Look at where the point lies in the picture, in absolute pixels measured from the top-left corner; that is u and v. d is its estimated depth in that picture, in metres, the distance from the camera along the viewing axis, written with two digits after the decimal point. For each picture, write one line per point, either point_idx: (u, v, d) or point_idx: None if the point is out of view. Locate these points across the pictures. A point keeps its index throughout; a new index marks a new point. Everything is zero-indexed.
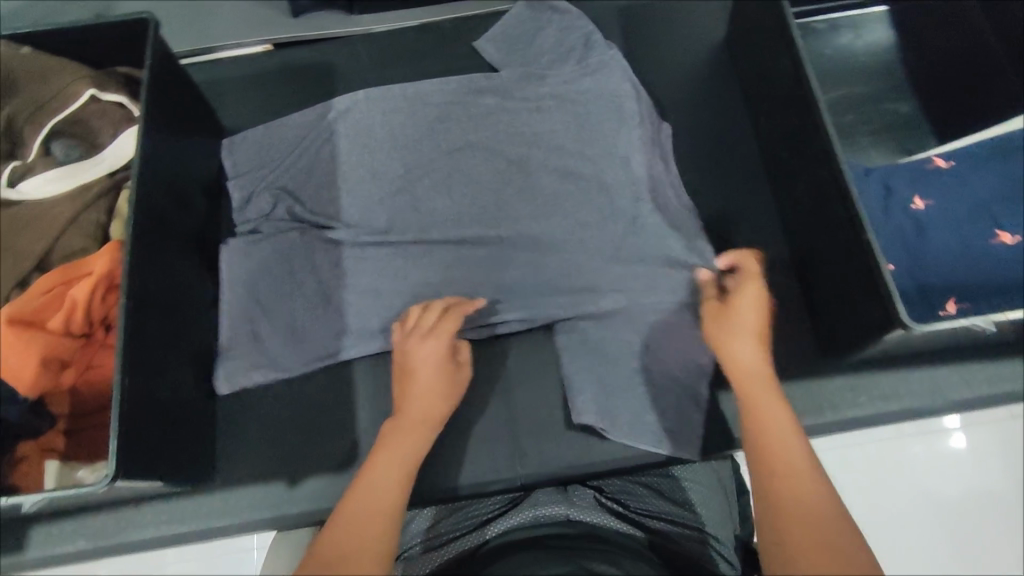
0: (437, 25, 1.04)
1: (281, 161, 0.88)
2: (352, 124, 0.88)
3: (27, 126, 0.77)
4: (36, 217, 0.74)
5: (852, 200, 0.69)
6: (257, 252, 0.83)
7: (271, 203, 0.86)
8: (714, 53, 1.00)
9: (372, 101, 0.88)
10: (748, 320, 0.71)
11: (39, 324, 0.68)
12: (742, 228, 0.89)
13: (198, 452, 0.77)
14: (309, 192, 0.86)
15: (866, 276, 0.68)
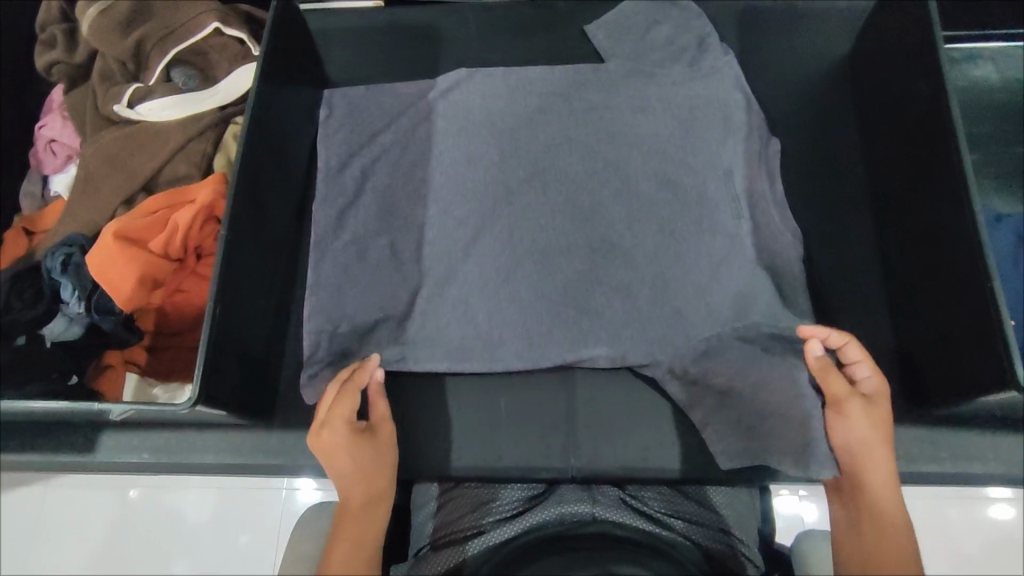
0: (549, 3, 1.02)
1: (387, 127, 0.94)
2: (451, 104, 0.94)
3: (151, 51, 0.78)
4: (150, 139, 0.76)
5: (978, 243, 0.65)
6: (356, 211, 0.89)
7: (371, 166, 0.92)
8: (835, 69, 0.95)
9: (475, 86, 0.94)
10: (872, 431, 0.68)
11: (142, 243, 0.69)
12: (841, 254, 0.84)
13: (261, 390, 0.79)
14: (408, 160, 0.92)
15: (978, 328, 0.65)
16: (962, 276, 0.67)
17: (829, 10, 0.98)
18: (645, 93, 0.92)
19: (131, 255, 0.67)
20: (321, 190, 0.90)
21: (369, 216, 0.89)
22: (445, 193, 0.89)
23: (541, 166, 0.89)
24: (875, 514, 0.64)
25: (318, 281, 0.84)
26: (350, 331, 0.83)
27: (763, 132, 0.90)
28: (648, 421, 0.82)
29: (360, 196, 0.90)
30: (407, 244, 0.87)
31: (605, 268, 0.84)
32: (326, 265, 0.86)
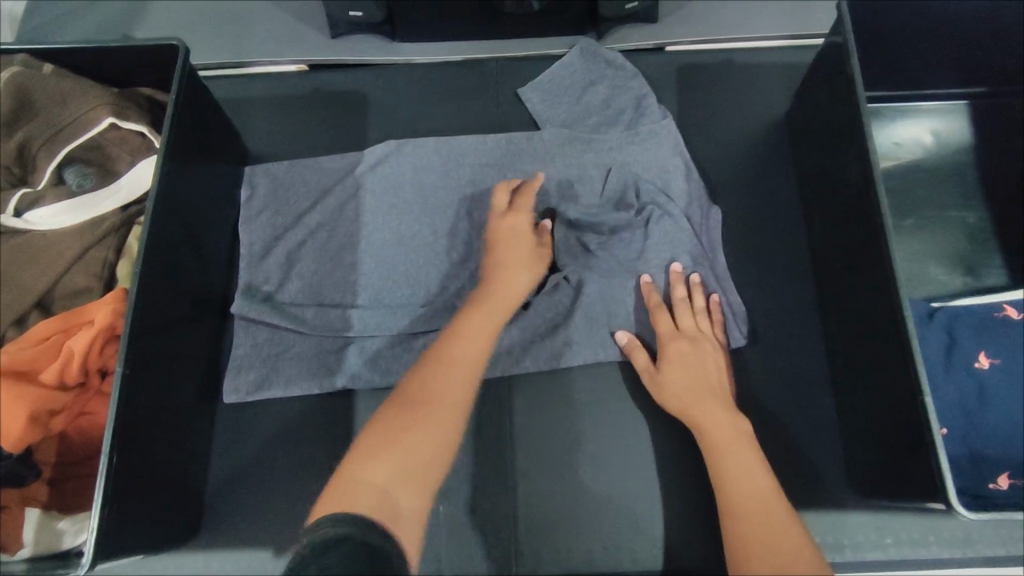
0: (482, 62, 0.98)
1: (312, 205, 0.88)
2: (381, 178, 0.89)
3: (40, 149, 0.72)
4: (40, 250, 0.70)
5: (909, 353, 0.63)
6: (280, 300, 0.84)
7: (295, 250, 0.86)
8: (774, 128, 0.93)
9: (406, 159, 0.89)
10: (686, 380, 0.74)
11: (33, 375, 0.64)
12: (783, 327, 0.83)
13: (184, 509, 0.74)
14: (336, 241, 0.86)
15: (913, 431, 0.64)
16: (902, 384, 0.65)
17: (765, 66, 0.96)
18: (580, 162, 0.89)
19: (20, 392, 0.62)
20: (245, 277, 0.85)
21: (294, 306, 0.83)
22: (374, 279, 0.84)
23: (475, 244, 0.86)
24: (726, 463, 0.68)
25: (243, 380, 0.80)
26: (282, 435, 0.80)
27: (703, 201, 0.88)
28: (597, 516, 0.78)
29: (286, 284, 0.85)
30: (335, 336, 0.82)
31: (545, 352, 0.81)
32: (252, 364, 0.81)
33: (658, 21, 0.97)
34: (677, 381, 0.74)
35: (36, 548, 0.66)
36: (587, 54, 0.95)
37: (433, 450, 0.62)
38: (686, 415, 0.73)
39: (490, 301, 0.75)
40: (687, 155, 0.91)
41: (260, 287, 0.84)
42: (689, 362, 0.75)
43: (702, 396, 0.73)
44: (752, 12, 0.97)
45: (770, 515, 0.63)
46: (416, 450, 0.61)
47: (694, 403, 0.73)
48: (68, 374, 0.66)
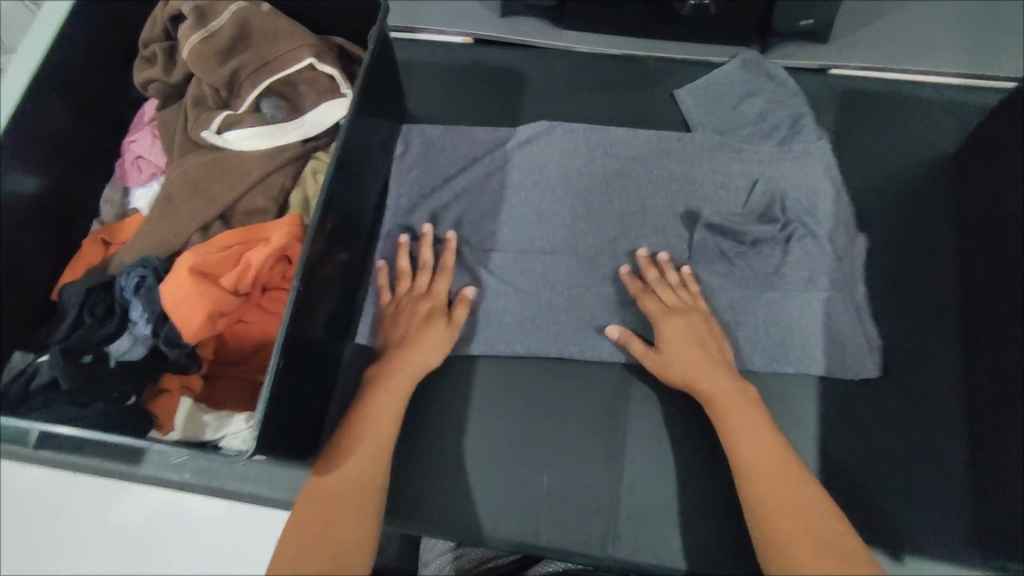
0: (640, 59, 1.00)
1: (462, 170, 0.92)
2: (528, 157, 0.92)
3: (244, 78, 0.79)
4: (230, 168, 0.77)
5: None
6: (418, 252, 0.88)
7: (442, 209, 0.90)
8: (935, 167, 0.90)
9: (556, 140, 0.92)
10: (693, 354, 0.75)
11: (214, 278, 0.71)
12: (919, 368, 0.80)
13: (309, 431, 0.79)
14: (481, 207, 0.90)
15: None
16: None
17: (936, 102, 0.93)
18: (729, 170, 0.89)
19: (205, 289, 0.68)
20: (390, 229, 0.90)
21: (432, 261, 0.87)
22: (510, 249, 0.87)
23: (613, 233, 0.87)
24: (766, 459, 0.69)
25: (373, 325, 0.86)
26: None
27: (851, 226, 0.86)
28: (700, 518, 0.77)
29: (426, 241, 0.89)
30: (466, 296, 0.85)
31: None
32: (387, 310, 0.86)
33: (827, 43, 0.96)
34: (694, 367, 0.75)
35: (184, 434, 0.71)
36: (749, 65, 0.95)
37: (389, 410, 0.74)
38: (712, 399, 0.73)
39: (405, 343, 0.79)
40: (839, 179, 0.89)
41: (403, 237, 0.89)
42: (696, 345, 0.76)
43: (726, 394, 0.73)
44: (929, 46, 0.94)
45: (794, 482, 0.67)
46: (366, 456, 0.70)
47: (704, 383, 0.74)
48: (242, 282, 0.71)
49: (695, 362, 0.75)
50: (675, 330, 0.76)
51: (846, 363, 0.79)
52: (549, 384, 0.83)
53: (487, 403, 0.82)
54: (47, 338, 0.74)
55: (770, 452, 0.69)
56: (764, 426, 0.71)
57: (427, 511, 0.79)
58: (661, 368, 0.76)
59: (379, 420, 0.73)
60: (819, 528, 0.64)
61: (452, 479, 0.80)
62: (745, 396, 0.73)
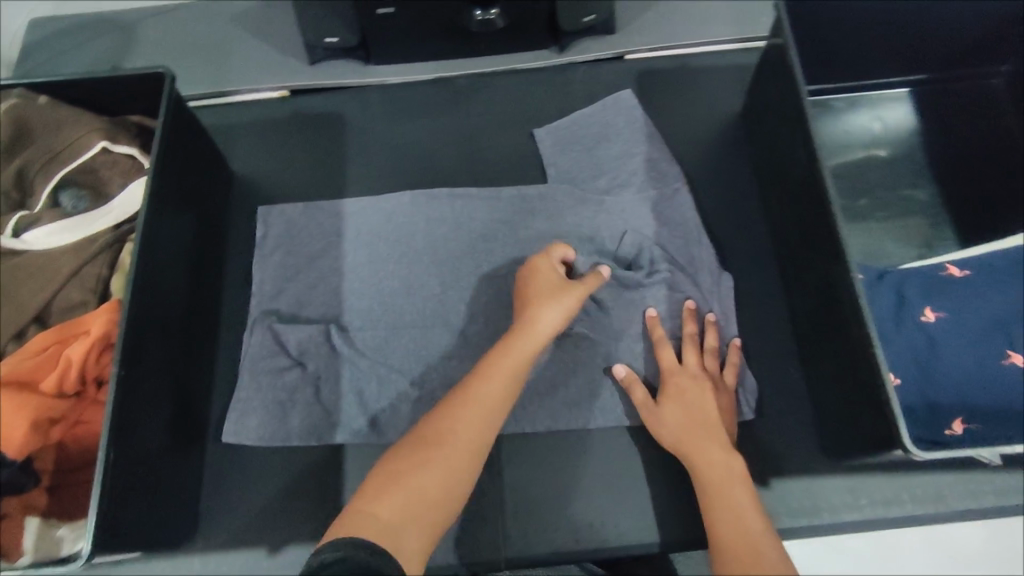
0: (454, 79, 1.04)
1: (316, 252, 0.92)
2: (369, 204, 0.94)
3: (37, 176, 0.78)
4: (38, 268, 0.74)
5: (862, 315, 0.67)
6: (281, 338, 0.86)
7: (284, 268, 0.91)
8: (730, 126, 0.99)
9: (409, 199, 0.93)
10: (680, 409, 0.75)
11: (33, 385, 0.68)
12: (750, 309, 0.87)
13: (168, 514, 0.78)
14: (321, 257, 0.91)
15: (868, 386, 0.67)
16: (856, 351, 0.69)
17: (719, 68, 1.03)
18: (578, 211, 0.92)
19: (23, 401, 0.66)
20: (252, 312, 0.89)
21: (300, 351, 0.85)
22: (358, 290, 0.89)
23: (457, 252, 0.91)
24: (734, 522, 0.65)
25: (239, 421, 0.83)
26: (265, 444, 0.83)
27: (713, 264, 0.88)
28: (581, 495, 0.81)
29: (293, 328, 0.86)
30: (333, 385, 0.84)
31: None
32: (256, 406, 0.84)
33: (617, 32, 1.04)
34: (683, 426, 0.74)
35: (36, 553, 0.68)
36: (617, 101, 0.99)
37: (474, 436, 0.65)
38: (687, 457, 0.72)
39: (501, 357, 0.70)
40: (671, 163, 0.94)
41: (269, 326, 0.86)
42: (693, 399, 0.75)
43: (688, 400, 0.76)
44: (704, 19, 1.04)
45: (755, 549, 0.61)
46: (432, 488, 0.60)
47: (692, 443, 0.72)
48: (66, 384, 0.69)
49: (679, 413, 0.74)
50: (687, 387, 0.76)
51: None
52: (418, 406, 0.84)
53: (363, 441, 0.83)
54: None
55: (734, 517, 0.65)
56: (742, 493, 0.67)
57: None
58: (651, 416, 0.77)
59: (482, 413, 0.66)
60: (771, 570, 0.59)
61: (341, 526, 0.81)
62: (731, 465, 0.70)
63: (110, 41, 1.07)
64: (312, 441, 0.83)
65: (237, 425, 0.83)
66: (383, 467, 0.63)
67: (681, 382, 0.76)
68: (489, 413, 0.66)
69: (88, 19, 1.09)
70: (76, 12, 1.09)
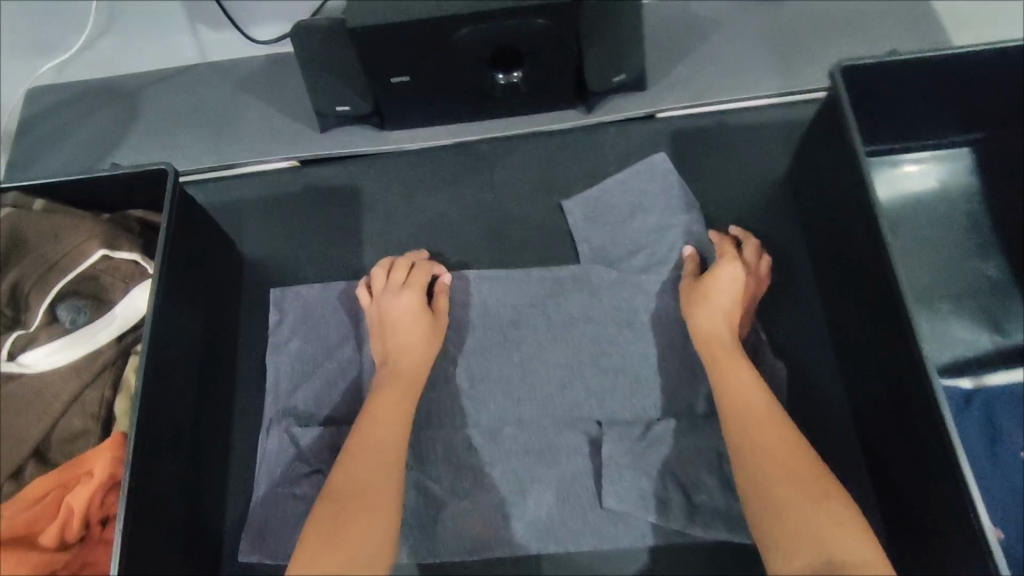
0: (475, 145, 0.97)
1: (334, 341, 0.85)
2: None
3: (34, 290, 0.71)
4: (36, 394, 0.68)
5: (953, 451, 0.62)
6: (300, 443, 0.80)
7: (302, 364, 0.84)
8: (775, 190, 0.92)
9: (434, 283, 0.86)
10: (721, 302, 0.77)
11: (34, 536, 0.62)
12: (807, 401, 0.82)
13: None
14: (341, 350, 0.85)
15: (961, 522, 0.63)
16: (941, 482, 0.65)
17: (760, 125, 0.95)
18: (615, 292, 0.86)
19: (21, 561, 0.60)
20: (268, 409, 0.83)
21: (319, 456, 0.79)
22: None
23: (488, 338, 0.84)
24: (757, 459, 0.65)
25: (259, 536, 0.77)
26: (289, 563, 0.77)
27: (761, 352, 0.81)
28: None
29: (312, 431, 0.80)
30: None
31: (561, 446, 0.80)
32: (277, 520, 0.78)
33: (650, 89, 0.96)
34: (716, 295, 0.78)
35: None
36: (651, 165, 0.92)
37: (391, 446, 0.70)
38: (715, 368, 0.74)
39: (404, 373, 0.76)
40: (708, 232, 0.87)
41: (286, 430, 0.80)
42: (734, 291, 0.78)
43: (760, 415, 0.69)
44: (742, 73, 0.96)
45: (783, 466, 0.64)
46: (366, 482, 0.66)
47: (715, 363, 0.74)
48: (69, 530, 0.63)
49: (718, 315, 0.76)
50: (728, 300, 0.77)
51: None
52: (450, 520, 0.77)
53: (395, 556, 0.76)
54: None
55: (757, 429, 0.67)
56: (757, 395, 0.70)
57: None
58: (688, 305, 0.79)
59: (378, 454, 0.69)
60: (792, 486, 0.62)
61: None
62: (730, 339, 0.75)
63: (111, 110, 1.01)
64: None
65: (258, 541, 0.77)
66: (335, 483, 0.66)
67: (722, 275, 0.78)
68: (389, 438, 0.71)
69: (85, 88, 1.03)
70: (73, 81, 1.03)
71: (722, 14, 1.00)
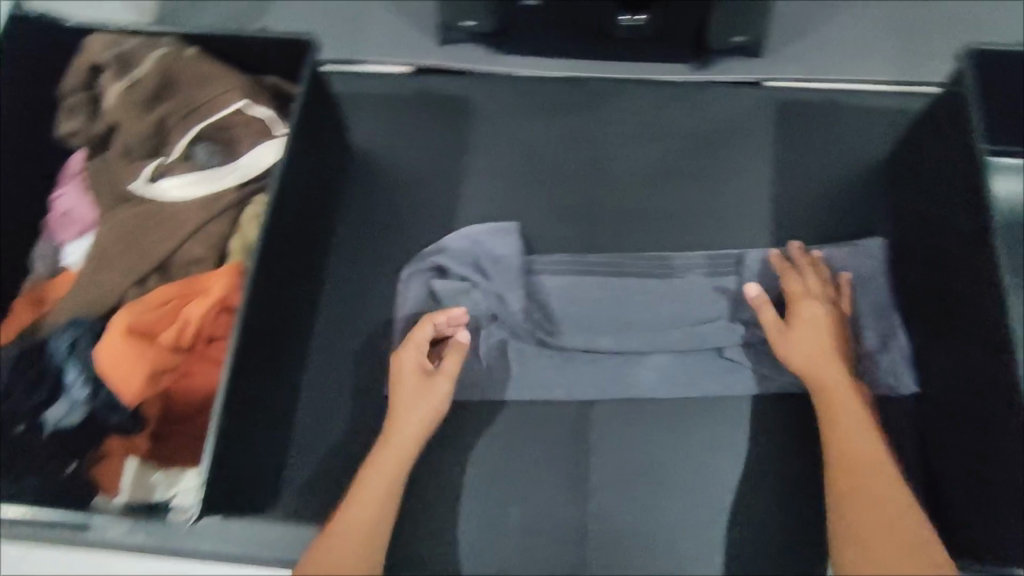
0: (585, 80, 1.00)
1: (483, 242, 0.88)
2: (487, 188, 0.94)
3: (176, 127, 0.78)
4: (165, 218, 0.75)
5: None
6: (444, 293, 0.85)
7: (443, 257, 0.87)
8: (874, 172, 0.93)
9: (534, 207, 0.93)
10: (815, 339, 0.76)
11: (152, 336, 0.69)
12: (882, 357, 0.82)
13: (263, 481, 0.77)
14: (488, 242, 0.88)
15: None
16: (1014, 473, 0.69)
17: (870, 108, 0.95)
18: (695, 232, 0.91)
19: (142, 351, 0.67)
20: (407, 266, 0.87)
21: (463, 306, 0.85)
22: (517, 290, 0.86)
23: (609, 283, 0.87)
24: (873, 479, 0.68)
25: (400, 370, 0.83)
26: None
27: (885, 330, 0.83)
28: (666, 536, 0.78)
29: (459, 288, 0.85)
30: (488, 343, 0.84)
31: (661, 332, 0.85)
32: None
33: (763, 57, 0.99)
34: (805, 319, 0.77)
35: (131, 495, 0.70)
36: (766, 149, 0.95)
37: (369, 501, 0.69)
38: (829, 395, 0.73)
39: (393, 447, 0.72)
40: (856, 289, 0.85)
41: (427, 278, 0.86)
42: (818, 320, 0.77)
43: (840, 384, 0.74)
44: (860, 58, 0.97)
45: (885, 502, 0.67)
46: (346, 530, 0.67)
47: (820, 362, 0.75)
48: (183, 337, 0.70)
49: (809, 345, 0.75)
50: (819, 316, 0.77)
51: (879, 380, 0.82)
52: (517, 397, 0.83)
53: (497, 400, 0.83)
54: None
55: (860, 435, 0.71)
56: (864, 416, 0.72)
57: (395, 556, 0.78)
58: (781, 341, 0.77)
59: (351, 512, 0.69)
60: (905, 530, 0.65)
61: (422, 522, 0.80)
62: (847, 377, 0.74)
63: None
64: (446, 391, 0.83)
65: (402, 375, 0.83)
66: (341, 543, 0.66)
67: (805, 296, 0.79)
68: (371, 509, 0.69)
69: None
70: None
71: None
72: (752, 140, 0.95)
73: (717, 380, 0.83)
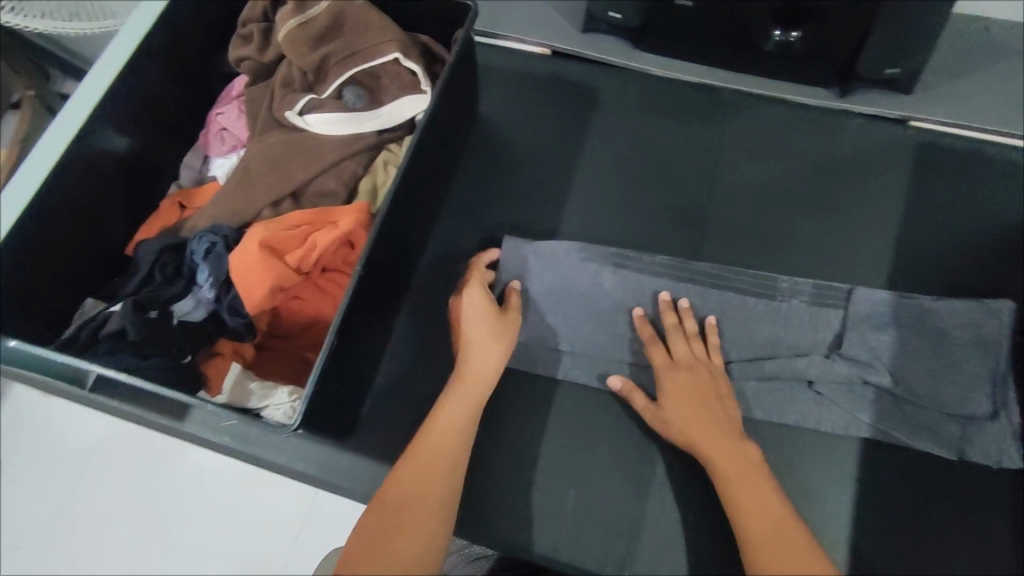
0: (717, 90, 0.99)
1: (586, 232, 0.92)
2: (600, 178, 0.95)
3: (333, 67, 0.83)
4: (308, 149, 0.80)
5: None
6: (550, 271, 0.87)
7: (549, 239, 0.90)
8: (1008, 234, 0.88)
9: (644, 204, 0.93)
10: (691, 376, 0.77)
11: (280, 254, 0.74)
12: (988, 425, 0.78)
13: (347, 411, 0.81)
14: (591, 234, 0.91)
15: None
16: None
17: (1015, 168, 0.91)
18: (804, 259, 0.89)
19: (270, 265, 0.72)
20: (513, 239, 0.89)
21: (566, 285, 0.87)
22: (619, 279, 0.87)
23: (717, 293, 0.86)
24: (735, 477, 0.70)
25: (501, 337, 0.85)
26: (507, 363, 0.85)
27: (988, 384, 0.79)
28: (721, 555, 0.77)
29: (562, 267, 0.87)
30: (584, 325, 0.85)
31: (762, 353, 0.83)
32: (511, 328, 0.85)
33: (913, 93, 0.93)
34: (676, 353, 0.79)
35: (229, 398, 0.74)
36: (895, 189, 0.91)
37: (446, 446, 0.70)
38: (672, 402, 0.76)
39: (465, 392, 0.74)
40: (972, 339, 0.81)
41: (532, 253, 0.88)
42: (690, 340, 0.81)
43: (700, 397, 0.76)
44: (1015, 110, 0.91)
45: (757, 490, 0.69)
46: (426, 469, 0.67)
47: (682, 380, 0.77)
48: (306, 261, 0.74)
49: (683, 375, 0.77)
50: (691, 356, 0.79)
51: (985, 445, 0.78)
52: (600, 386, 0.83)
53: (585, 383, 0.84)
54: (117, 289, 0.81)
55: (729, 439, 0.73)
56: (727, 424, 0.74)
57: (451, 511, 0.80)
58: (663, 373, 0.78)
59: (434, 453, 0.69)
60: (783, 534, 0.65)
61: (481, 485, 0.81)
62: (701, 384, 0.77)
63: None
64: (536, 365, 0.84)
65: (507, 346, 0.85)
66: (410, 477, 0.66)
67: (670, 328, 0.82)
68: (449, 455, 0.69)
69: None
70: None
71: (1018, 45, 0.95)
72: (881, 177, 0.92)
73: (813, 416, 0.81)
